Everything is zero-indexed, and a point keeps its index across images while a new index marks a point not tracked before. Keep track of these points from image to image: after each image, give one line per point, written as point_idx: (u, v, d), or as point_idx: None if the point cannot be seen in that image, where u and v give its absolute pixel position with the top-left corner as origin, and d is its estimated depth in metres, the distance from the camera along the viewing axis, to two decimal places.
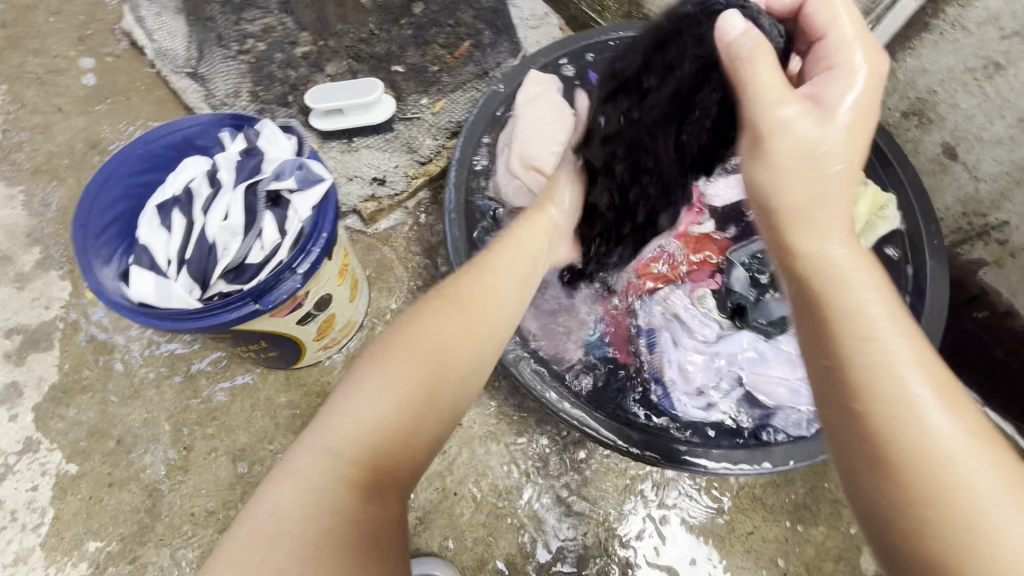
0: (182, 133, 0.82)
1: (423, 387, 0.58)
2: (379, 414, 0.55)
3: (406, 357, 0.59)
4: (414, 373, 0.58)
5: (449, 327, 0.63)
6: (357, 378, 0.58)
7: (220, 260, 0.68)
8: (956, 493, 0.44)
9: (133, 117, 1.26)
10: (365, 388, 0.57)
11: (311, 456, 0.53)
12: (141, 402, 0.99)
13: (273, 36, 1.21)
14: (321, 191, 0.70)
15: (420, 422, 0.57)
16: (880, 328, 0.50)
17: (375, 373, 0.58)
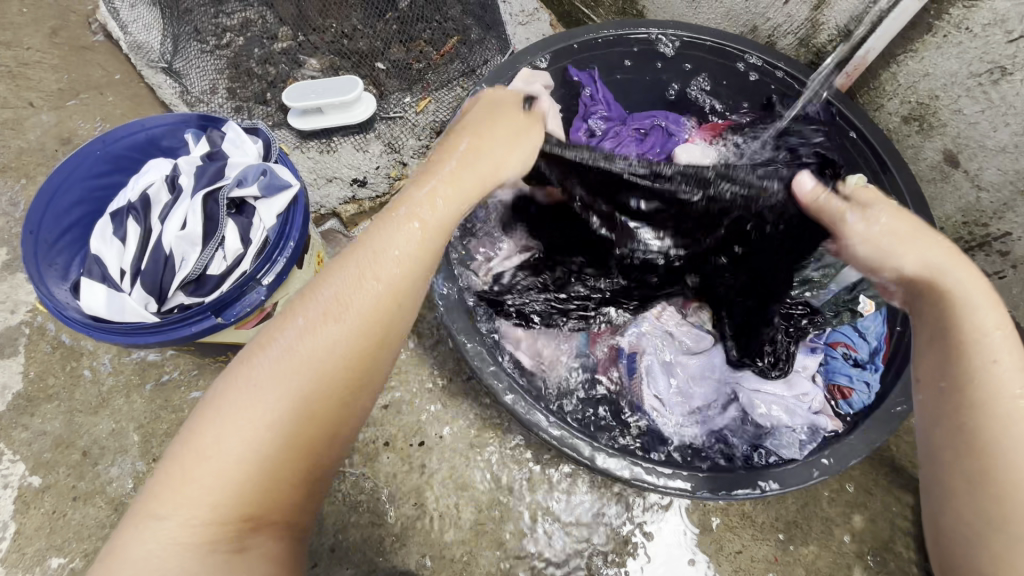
0: (144, 133, 0.78)
1: (292, 419, 0.48)
2: (241, 458, 0.46)
3: (284, 381, 0.48)
4: (282, 402, 0.48)
5: (324, 338, 0.49)
6: (219, 407, 0.47)
7: (177, 271, 0.64)
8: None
9: (106, 112, 1.22)
10: (235, 417, 0.47)
11: (166, 519, 0.45)
12: (109, 411, 0.96)
13: (252, 31, 1.17)
14: (286, 198, 0.67)
15: (292, 458, 0.48)
16: (1005, 382, 0.52)
17: (243, 394, 0.48)
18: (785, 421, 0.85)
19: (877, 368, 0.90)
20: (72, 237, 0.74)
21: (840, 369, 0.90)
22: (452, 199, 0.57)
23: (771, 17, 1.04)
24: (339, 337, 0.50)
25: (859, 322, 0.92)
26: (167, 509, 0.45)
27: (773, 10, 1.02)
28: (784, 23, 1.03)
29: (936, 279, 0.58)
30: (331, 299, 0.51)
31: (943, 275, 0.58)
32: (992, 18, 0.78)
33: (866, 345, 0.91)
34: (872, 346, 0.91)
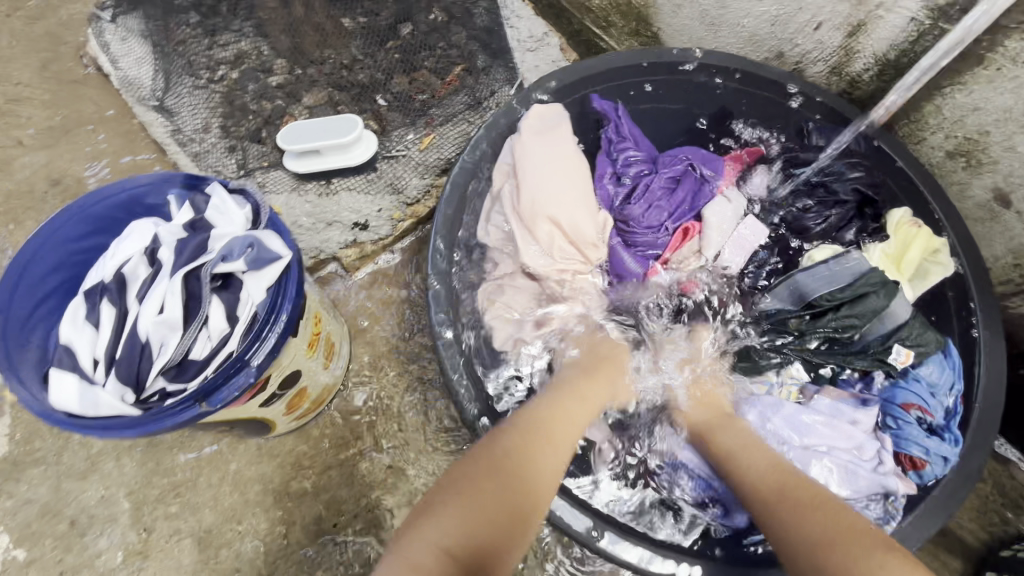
0: (127, 193, 0.73)
1: (496, 531, 0.56)
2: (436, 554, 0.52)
3: (494, 490, 0.59)
4: (485, 512, 0.57)
5: (513, 478, 0.61)
6: (424, 520, 0.55)
7: (156, 358, 0.58)
8: None
9: (98, 150, 1.17)
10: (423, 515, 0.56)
11: None
12: (98, 476, 0.90)
13: (247, 64, 1.12)
14: (276, 272, 0.60)
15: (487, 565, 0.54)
16: (782, 514, 0.63)
17: (426, 520, 0.55)
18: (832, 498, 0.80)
19: (955, 436, 0.83)
20: (48, 308, 0.69)
21: (916, 438, 0.83)
22: (579, 400, 0.77)
23: (799, 43, 0.96)
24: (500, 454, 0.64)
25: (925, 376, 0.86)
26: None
27: (802, 36, 0.95)
28: (814, 50, 0.95)
29: (705, 431, 0.79)
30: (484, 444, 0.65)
31: (712, 426, 0.79)
32: None
33: (936, 406, 0.85)
34: (943, 407, 0.85)
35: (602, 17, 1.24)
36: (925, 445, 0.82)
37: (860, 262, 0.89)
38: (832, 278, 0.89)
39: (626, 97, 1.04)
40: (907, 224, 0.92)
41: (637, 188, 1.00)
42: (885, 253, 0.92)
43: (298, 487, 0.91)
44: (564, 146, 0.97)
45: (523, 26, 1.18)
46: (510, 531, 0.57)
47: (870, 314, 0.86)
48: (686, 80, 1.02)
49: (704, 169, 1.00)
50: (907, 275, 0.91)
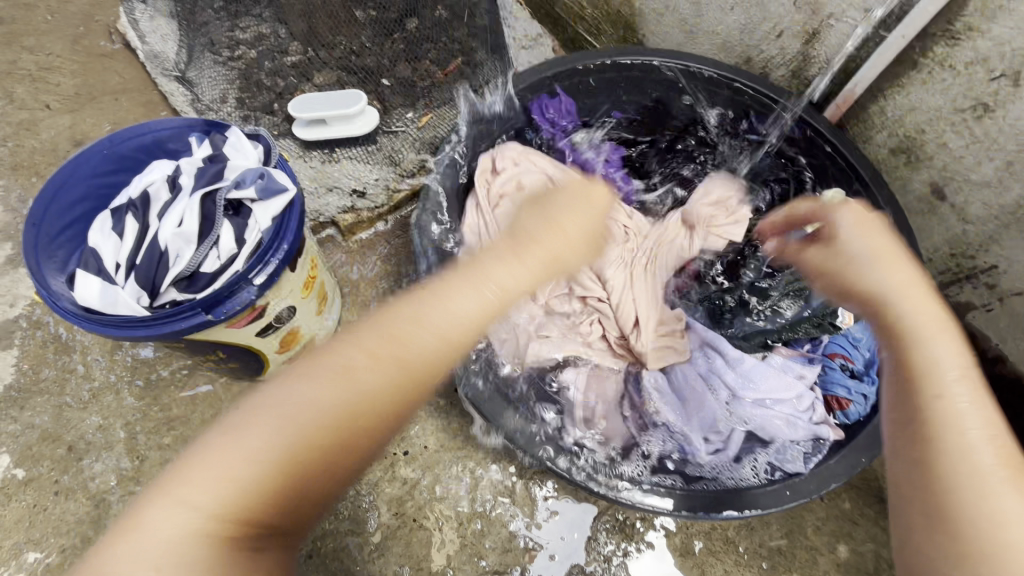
0: (151, 136, 0.81)
1: (300, 444, 0.49)
2: (263, 445, 0.48)
3: (327, 392, 0.50)
4: (301, 427, 0.49)
5: (350, 380, 0.51)
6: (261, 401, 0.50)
7: (171, 267, 0.66)
8: (986, 526, 0.49)
9: (120, 115, 1.26)
10: (283, 410, 0.49)
11: (168, 510, 0.45)
12: (98, 407, 0.97)
13: (264, 45, 1.22)
14: (282, 202, 0.68)
15: (297, 473, 0.48)
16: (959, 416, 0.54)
17: (273, 413, 0.49)
18: (786, 434, 0.87)
19: (875, 380, 0.89)
20: (73, 233, 0.76)
21: (837, 382, 0.90)
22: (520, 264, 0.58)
23: (764, 49, 1.08)
24: (383, 355, 0.52)
25: (848, 333, 0.93)
26: (190, 502, 0.45)
27: (767, 43, 1.06)
28: (777, 56, 1.06)
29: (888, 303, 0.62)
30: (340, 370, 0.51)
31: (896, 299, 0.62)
32: (974, 57, 0.81)
33: (859, 355, 0.91)
34: (867, 356, 0.91)
35: (594, 25, 1.36)
36: (844, 388, 0.89)
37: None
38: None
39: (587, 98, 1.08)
40: None
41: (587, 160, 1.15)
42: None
43: None
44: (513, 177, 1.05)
45: (520, 26, 1.32)
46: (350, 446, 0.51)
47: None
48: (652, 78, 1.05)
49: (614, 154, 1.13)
50: None
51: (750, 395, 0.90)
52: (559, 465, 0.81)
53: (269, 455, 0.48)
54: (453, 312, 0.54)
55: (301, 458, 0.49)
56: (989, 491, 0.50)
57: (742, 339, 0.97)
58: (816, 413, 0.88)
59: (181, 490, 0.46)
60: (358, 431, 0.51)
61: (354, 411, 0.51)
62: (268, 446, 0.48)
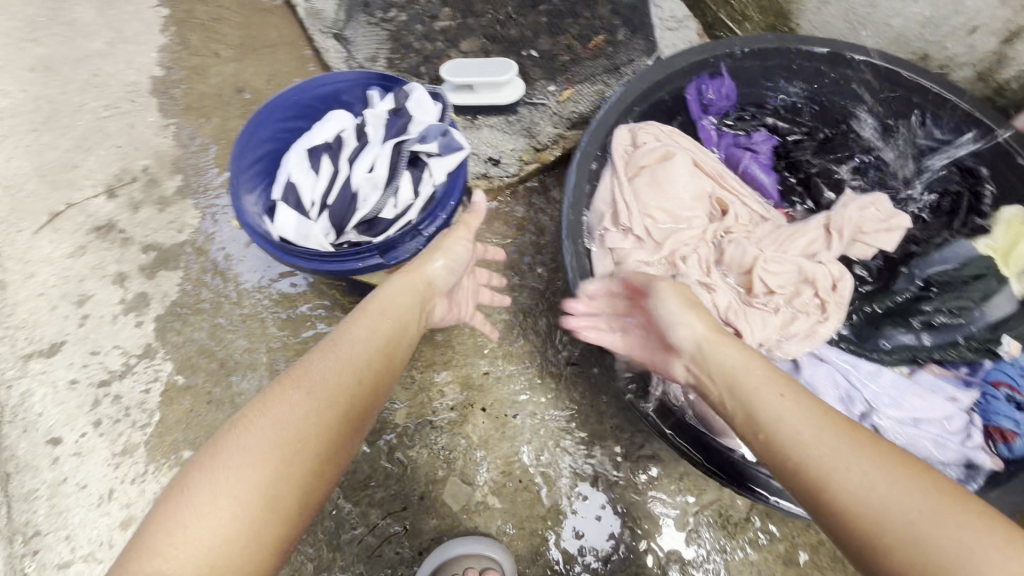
0: (331, 87, 0.87)
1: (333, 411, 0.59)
2: (300, 421, 0.57)
3: (326, 368, 0.61)
4: (329, 398, 0.59)
5: (347, 360, 0.62)
6: (287, 395, 0.58)
7: (358, 210, 0.70)
8: (891, 521, 0.50)
9: (277, 67, 1.36)
10: (300, 405, 0.58)
11: (217, 494, 0.51)
12: (247, 331, 1.07)
13: (415, 9, 1.26)
14: (459, 160, 0.72)
15: (327, 442, 0.58)
16: (787, 419, 0.59)
17: (292, 398, 0.58)
18: (936, 455, 0.81)
19: None
20: (259, 169, 0.84)
21: (1002, 411, 0.82)
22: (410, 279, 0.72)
23: (947, 46, 0.99)
24: (357, 349, 0.64)
25: (1014, 363, 0.86)
26: (240, 490, 0.52)
27: (952, 39, 0.98)
28: (963, 54, 0.98)
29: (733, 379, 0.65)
30: (331, 357, 0.62)
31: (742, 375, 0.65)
32: None
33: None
34: None
35: (740, 10, 1.31)
36: (1011, 418, 0.81)
37: (952, 252, 0.94)
38: (941, 265, 0.94)
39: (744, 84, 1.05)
40: (1018, 223, 0.91)
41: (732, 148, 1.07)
42: (986, 245, 0.92)
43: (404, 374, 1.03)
44: (660, 155, 0.98)
45: (665, 7, 1.29)
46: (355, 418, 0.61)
47: (982, 294, 0.89)
48: (815, 70, 1.02)
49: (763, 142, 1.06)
50: (1015, 271, 0.89)
51: (891, 413, 0.84)
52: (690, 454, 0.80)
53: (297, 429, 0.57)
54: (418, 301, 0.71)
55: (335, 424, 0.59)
56: (869, 505, 0.51)
57: (886, 353, 0.90)
58: (972, 438, 0.81)
59: (225, 465, 0.53)
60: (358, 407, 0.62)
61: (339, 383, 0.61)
62: (304, 412, 0.57)
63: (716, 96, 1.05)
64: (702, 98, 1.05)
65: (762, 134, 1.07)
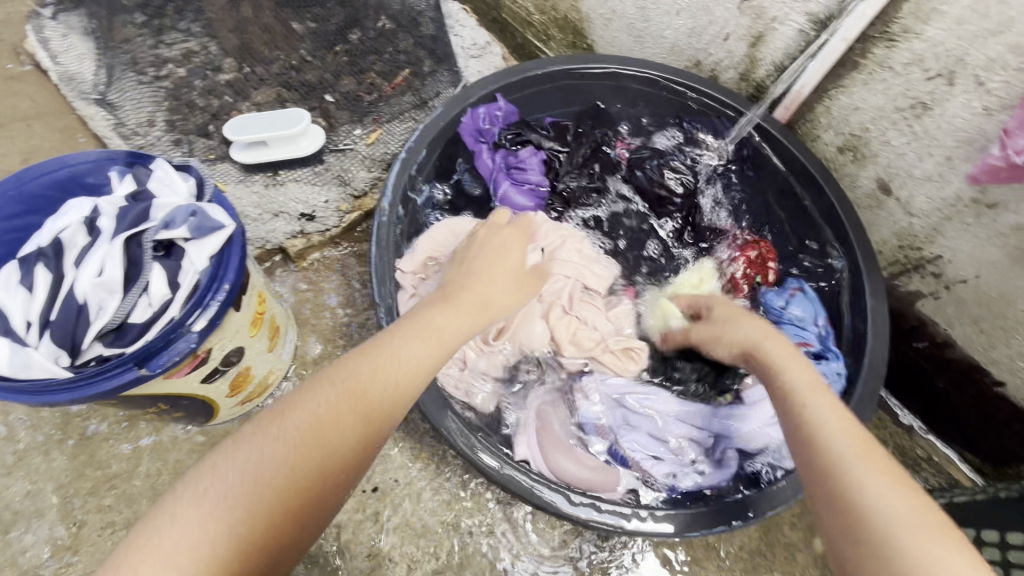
0: (66, 171, 0.73)
1: (308, 447, 0.53)
2: (270, 457, 0.51)
3: (311, 406, 0.54)
4: (305, 425, 0.53)
5: (337, 388, 0.56)
6: (260, 427, 0.53)
7: (94, 321, 0.59)
8: (871, 519, 0.48)
9: (35, 142, 1.15)
10: (267, 437, 0.52)
11: (184, 532, 0.47)
12: (25, 471, 0.87)
13: (194, 61, 1.14)
14: (219, 240, 0.63)
15: (302, 481, 0.52)
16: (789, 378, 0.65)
17: (261, 440, 0.52)
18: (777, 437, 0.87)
19: (838, 356, 0.95)
20: None
21: (812, 365, 0.94)
22: (466, 310, 0.69)
23: (713, 52, 1.09)
24: (367, 382, 0.57)
25: (800, 320, 1.00)
26: (192, 520, 0.48)
27: (714, 46, 1.07)
28: (725, 59, 1.08)
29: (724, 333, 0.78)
30: (322, 395, 0.55)
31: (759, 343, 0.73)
32: (911, 58, 0.83)
33: (813, 335, 0.99)
34: (818, 337, 0.99)
35: (542, 30, 1.34)
36: (822, 369, 0.94)
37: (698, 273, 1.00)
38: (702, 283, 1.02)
39: (531, 103, 1.12)
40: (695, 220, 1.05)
41: (510, 174, 1.10)
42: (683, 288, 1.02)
43: None
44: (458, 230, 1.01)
45: (467, 36, 1.29)
46: (340, 456, 0.54)
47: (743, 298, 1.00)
48: (599, 87, 1.11)
49: (528, 155, 1.10)
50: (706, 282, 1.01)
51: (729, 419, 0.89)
52: (540, 498, 0.78)
53: (263, 460, 0.51)
54: (467, 329, 0.68)
55: (323, 450, 0.53)
56: (846, 489, 0.51)
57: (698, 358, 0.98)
58: None
59: (167, 539, 0.47)
60: (356, 430, 0.55)
61: (331, 418, 0.54)
62: (283, 448, 0.52)
63: (479, 117, 1.06)
64: (468, 125, 1.05)
65: (530, 150, 1.10)
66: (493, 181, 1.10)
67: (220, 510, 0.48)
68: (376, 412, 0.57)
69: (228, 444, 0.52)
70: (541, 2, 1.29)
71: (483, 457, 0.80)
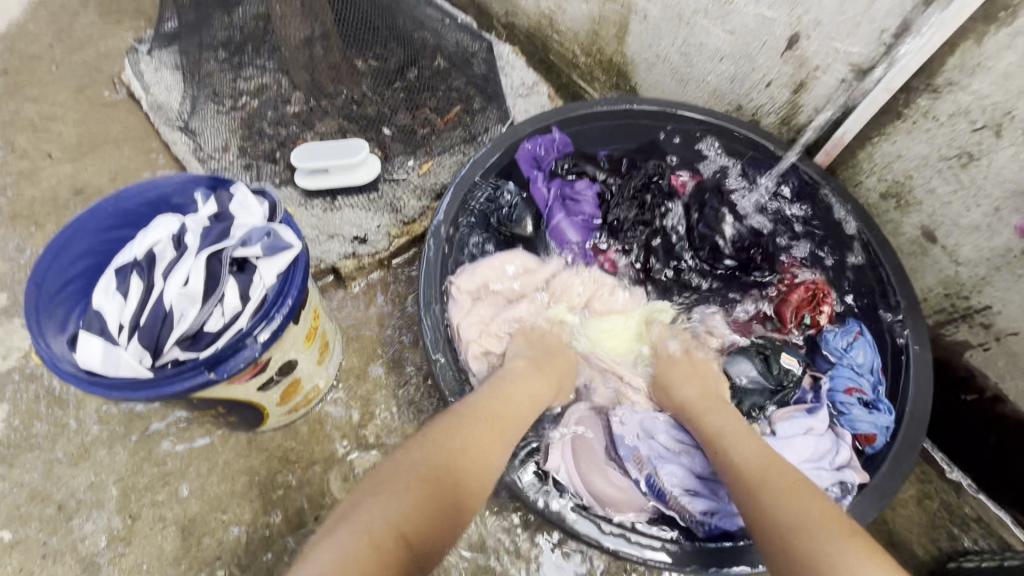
0: (156, 192, 0.81)
1: (444, 478, 0.61)
2: (414, 480, 0.59)
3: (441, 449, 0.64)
4: (436, 462, 0.62)
5: (458, 436, 0.67)
6: (400, 459, 0.62)
7: (176, 326, 0.66)
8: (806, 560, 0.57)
9: (122, 163, 1.27)
10: (416, 466, 0.61)
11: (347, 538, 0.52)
12: (90, 463, 0.94)
13: (267, 95, 1.25)
14: (288, 259, 0.69)
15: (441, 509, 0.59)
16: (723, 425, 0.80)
17: (405, 469, 0.61)
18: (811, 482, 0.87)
19: (887, 407, 0.93)
20: (73, 290, 0.76)
21: (859, 418, 0.93)
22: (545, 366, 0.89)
23: (754, 98, 1.12)
24: (482, 429, 0.70)
25: (855, 361, 0.97)
26: (359, 530, 0.53)
27: (756, 92, 1.11)
28: (766, 104, 1.11)
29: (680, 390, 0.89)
30: (445, 439, 0.66)
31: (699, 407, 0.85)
32: (956, 109, 0.84)
33: (867, 383, 0.95)
34: (873, 383, 0.96)
35: (587, 72, 1.41)
36: (869, 423, 0.92)
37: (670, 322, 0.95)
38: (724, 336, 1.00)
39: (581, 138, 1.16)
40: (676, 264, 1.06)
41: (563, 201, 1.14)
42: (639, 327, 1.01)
43: (281, 482, 0.95)
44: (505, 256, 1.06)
45: (516, 76, 1.36)
46: (460, 499, 0.61)
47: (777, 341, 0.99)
48: (644, 126, 1.15)
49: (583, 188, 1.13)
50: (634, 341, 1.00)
51: None
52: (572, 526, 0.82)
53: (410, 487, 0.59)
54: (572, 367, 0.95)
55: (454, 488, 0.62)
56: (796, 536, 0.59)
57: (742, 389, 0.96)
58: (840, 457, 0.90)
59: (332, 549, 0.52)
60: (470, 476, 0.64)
61: (446, 457, 0.64)
62: (421, 476, 0.60)
63: (534, 148, 1.11)
64: (523, 154, 1.11)
65: (585, 182, 1.13)
66: (548, 211, 1.13)
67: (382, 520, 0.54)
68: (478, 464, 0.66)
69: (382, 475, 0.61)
70: (587, 46, 1.35)
71: (521, 484, 0.85)
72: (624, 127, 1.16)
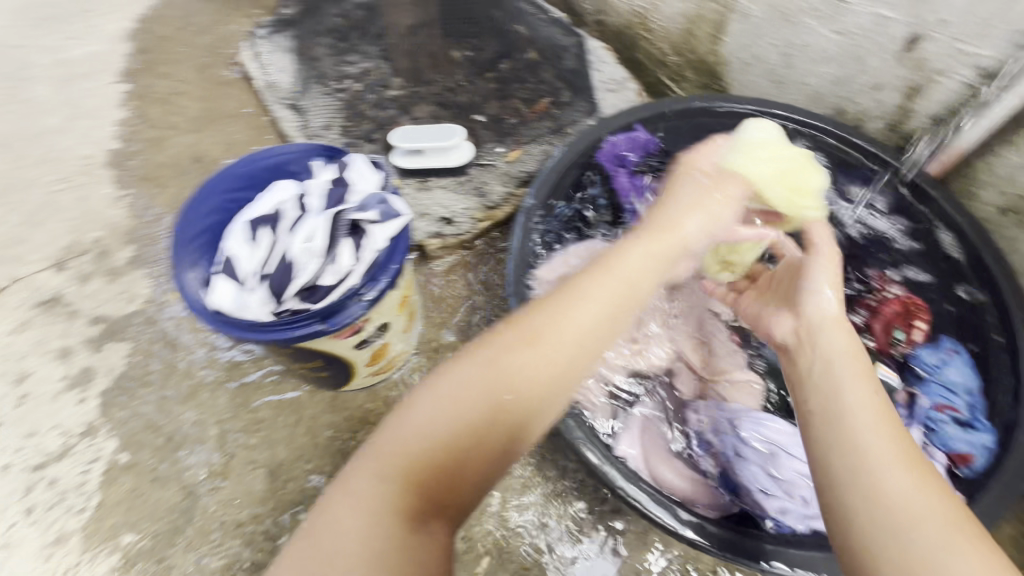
0: (277, 158, 0.88)
1: (477, 422, 0.59)
2: (435, 430, 0.58)
3: (472, 379, 0.61)
4: (467, 406, 0.59)
5: (496, 375, 0.61)
6: (423, 398, 0.60)
7: (297, 278, 0.72)
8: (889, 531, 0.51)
9: (235, 136, 1.39)
10: (441, 406, 0.59)
11: (370, 480, 0.56)
12: (195, 403, 1.04)
13: (369, 79, 1.32)
14: (398, 226, 0.73)
15: (466, 457, 0.58)
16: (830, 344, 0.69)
17: (430, 412, 0.59)
18: None
19: (984, 426, 0.88)
20: (202, 241, 0.84)
21: (953, 437, 0.89)
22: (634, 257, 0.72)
23: (860, 101, 1.08)
24: (513, 365, 0.62)
25: (945, 378, 0.94)
26: (384, 474, 0.56)
27: (863, 95, 1.06)
28: (874, 108, 1.06)
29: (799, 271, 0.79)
30: (474, 379, 0.60)
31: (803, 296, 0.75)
32: None
33: (962, 402, 0.92)
34: (969, 402, 0.91)
35: (676, 71, 1.39)
36: (966, 442, 0.88)
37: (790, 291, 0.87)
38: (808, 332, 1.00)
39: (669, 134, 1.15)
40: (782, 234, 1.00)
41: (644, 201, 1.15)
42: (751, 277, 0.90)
43: (361, 441, 1.01)
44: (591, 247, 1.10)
45: (607, 71, 1.34)
46: (486, 444, 0.59)
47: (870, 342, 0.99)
48: (737, 126, 1.13)
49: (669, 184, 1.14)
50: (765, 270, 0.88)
51: None
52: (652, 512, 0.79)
53: (436, 431, 0.58)
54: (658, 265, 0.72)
55: (483, 434, 0.59)
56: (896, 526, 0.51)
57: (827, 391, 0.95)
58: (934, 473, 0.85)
59: (357, 493, 0.56)
60: (504, 413, 0.60)
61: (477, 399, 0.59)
62: (444, 420, 0.58)
63: (619, 142, 1.12)
64: (610, 148, 1.12)
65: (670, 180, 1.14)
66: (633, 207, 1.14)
67: (402, 464, 0.57)
68: (513, 408, 0.60)
69: (407, 413, 0.60)
70: (679, 44, 1.34)
71: (600, 463, 0.81)
72: (716, 125, 1.13)
